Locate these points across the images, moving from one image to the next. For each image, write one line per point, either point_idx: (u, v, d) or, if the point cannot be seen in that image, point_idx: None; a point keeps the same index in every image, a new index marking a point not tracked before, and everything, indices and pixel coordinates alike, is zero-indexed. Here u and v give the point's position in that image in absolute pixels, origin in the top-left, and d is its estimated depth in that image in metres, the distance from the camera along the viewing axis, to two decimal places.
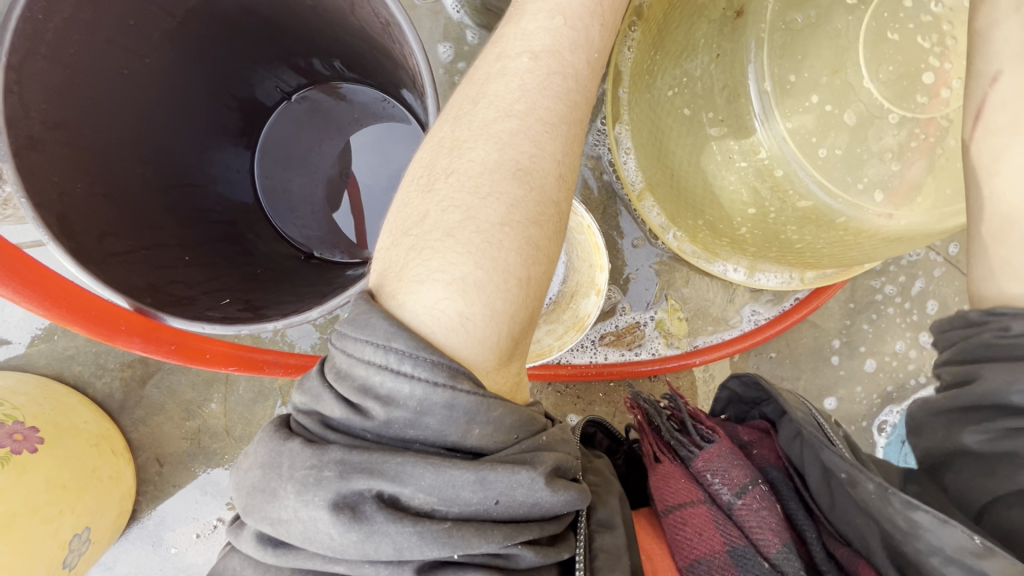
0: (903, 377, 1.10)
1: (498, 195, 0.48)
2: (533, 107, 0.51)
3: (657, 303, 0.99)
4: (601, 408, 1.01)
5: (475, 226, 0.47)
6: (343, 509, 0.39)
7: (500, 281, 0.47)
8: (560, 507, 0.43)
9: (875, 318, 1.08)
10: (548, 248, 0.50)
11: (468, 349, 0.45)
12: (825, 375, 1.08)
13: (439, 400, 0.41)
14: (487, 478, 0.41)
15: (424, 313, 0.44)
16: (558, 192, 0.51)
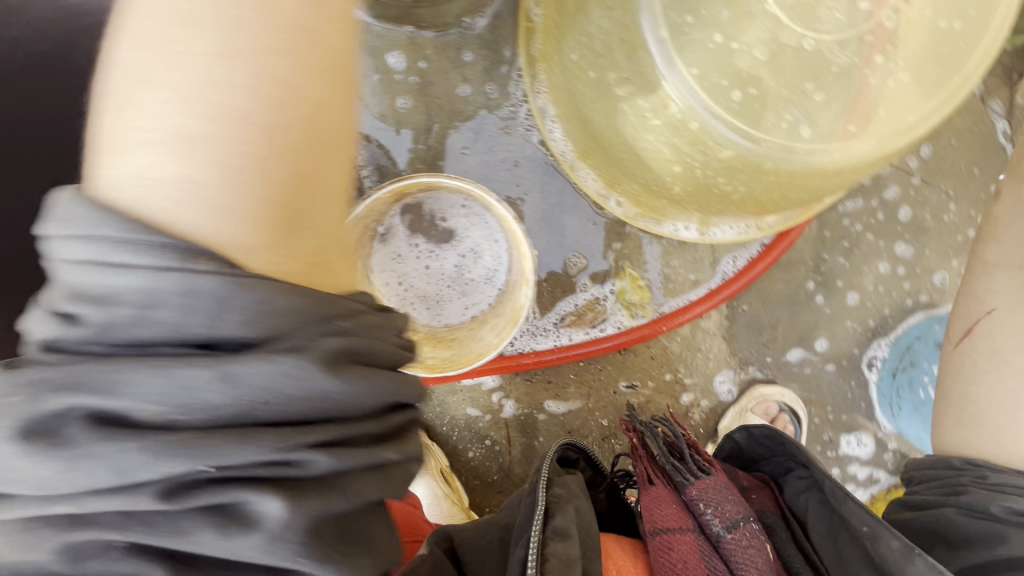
0: (891, 308, 1.04)
1: (214, 16, 0.36)
2: None
3: (615, 276, 0.95)
4: (575, 389, 0.98)
5: (186, 60, 0.36)
6: (41, 438, 0.31)
7: (235, 132, 0.36)
8: (360, 399, 0.37)
9: (850, 250, 1.02)
10: (306, 89, 0.38)
11: (213, 228, 0.35)
12: (807, 318, 1.03)
13: (170, 287, 0.32)
14: (233, 375, 0.33)
15: (136, 183, 0.35)
16: (317, 12, 0.38)
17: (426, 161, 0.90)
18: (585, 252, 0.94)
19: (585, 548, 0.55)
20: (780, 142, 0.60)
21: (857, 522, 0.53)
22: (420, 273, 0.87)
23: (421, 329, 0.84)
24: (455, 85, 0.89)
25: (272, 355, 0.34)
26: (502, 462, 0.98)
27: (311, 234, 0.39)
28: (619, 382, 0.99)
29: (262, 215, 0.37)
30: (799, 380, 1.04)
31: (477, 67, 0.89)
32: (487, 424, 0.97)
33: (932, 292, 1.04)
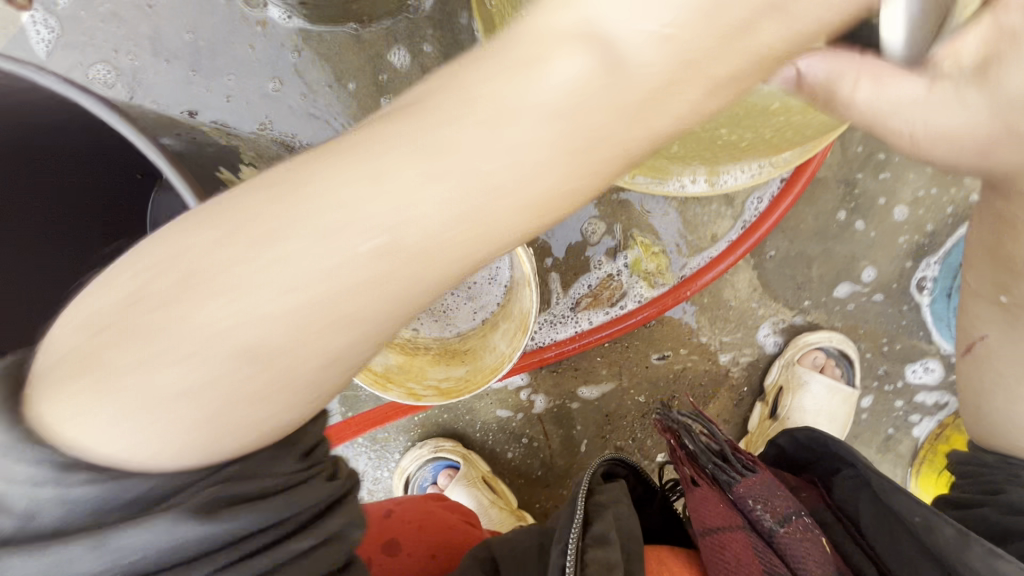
0: (938, 221, 0.93)
1: (201, 364, 0.26)
2: (413, 196, 0.27)
3: (625, 247, 0.88)
4: (605, 372, 0.93)
5: (147, 407, 0.26)
6: None
7: (199, 443, 0.27)
8: (228, 531, 0.27)
9: (884, 165, 0.91)
10: (288, 431, 0.30)
11: (127, 484, 0.26)
12: (844, 251, 0.94)
13: (48, 517, 0.25)
14: (125, 538, 0.26)
15: (104, 437, 0.26)
16: (351, 362, 0.29)
17: None
18: (591, 229, 0.87)
19: (628, 554, 0.50)
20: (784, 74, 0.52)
21: (908, 512, 0.48)
22: None
23: (433, 347, 0.80)
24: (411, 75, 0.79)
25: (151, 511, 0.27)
26: (544, 457, 0.95)
27: (264, 463, 0.30)
28: (650, 355, 0.93)
29: (245, 431, 0.28)
30: (843, 319, 0.97)
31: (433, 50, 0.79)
32: (522, 423, 0.94)
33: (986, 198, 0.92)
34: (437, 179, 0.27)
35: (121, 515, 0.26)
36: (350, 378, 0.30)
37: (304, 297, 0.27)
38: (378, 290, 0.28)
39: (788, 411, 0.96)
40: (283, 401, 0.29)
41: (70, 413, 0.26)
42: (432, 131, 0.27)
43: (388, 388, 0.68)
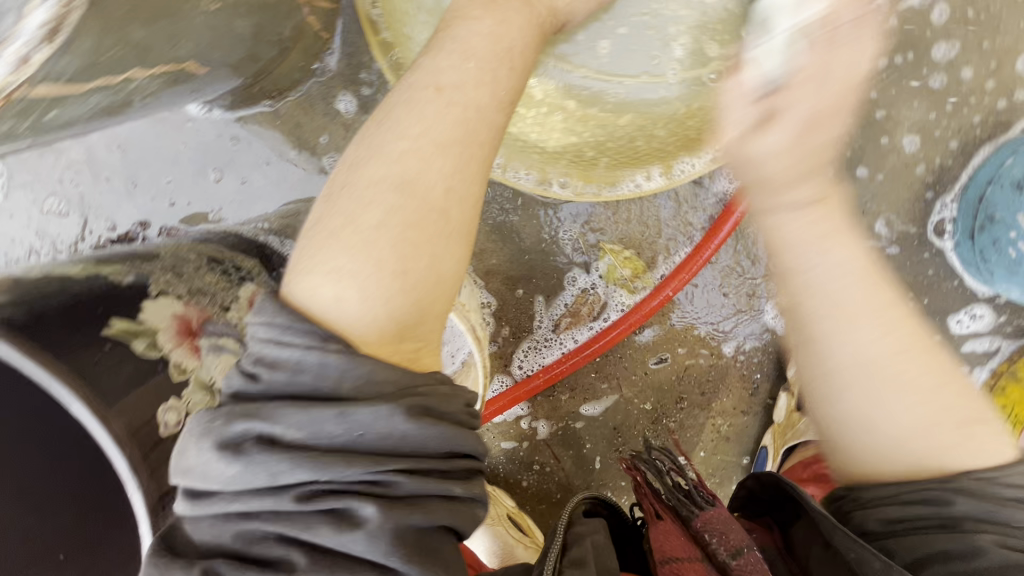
0: (944, 158, 0.83)
1: (373, 200, 0.38)
2: (431, 125, 0.39)
3: (596, 257, 0.84)
4: (603, 386, 0.90)
5: (351, 226, 0.37)
6: (227, 447, 0.32)
7: (377, 275, 0.37)
8: (434, 443, 0.34)
9: (867, 111, 0.82)
10: (437, 256, 0.39)
11: (346, 314, 0.36)
12: (839, 210, 0.85)
13: (330, 368, 0.34)
14: (348, 412, 0.33)
15: (313, 293, 0.36)
16: (460, 206, 0.39)
17: None
18: (556, 247, 0.84)
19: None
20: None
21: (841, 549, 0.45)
22: None
23: None
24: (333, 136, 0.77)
25: (373, 389, 0.34)
26: (559, 479, 0.93)
27: (417, 333, 0.38)
28: (647, 359, 0.89)
29: (393, 278, 0.37)
30: None
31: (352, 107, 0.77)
32: (529, 450, 0.92)
33: (986, 121, 0.83)
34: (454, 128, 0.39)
35: (321, 385, 0.33)
36: (461, 229, 0.40)
37: (406, 164, 0.38)
38: (448, 160, 0.39)
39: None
40: (423, 245, 0.38)
41: (299, 279, 0.37)
42: (455, 96, 0.40)
43: None
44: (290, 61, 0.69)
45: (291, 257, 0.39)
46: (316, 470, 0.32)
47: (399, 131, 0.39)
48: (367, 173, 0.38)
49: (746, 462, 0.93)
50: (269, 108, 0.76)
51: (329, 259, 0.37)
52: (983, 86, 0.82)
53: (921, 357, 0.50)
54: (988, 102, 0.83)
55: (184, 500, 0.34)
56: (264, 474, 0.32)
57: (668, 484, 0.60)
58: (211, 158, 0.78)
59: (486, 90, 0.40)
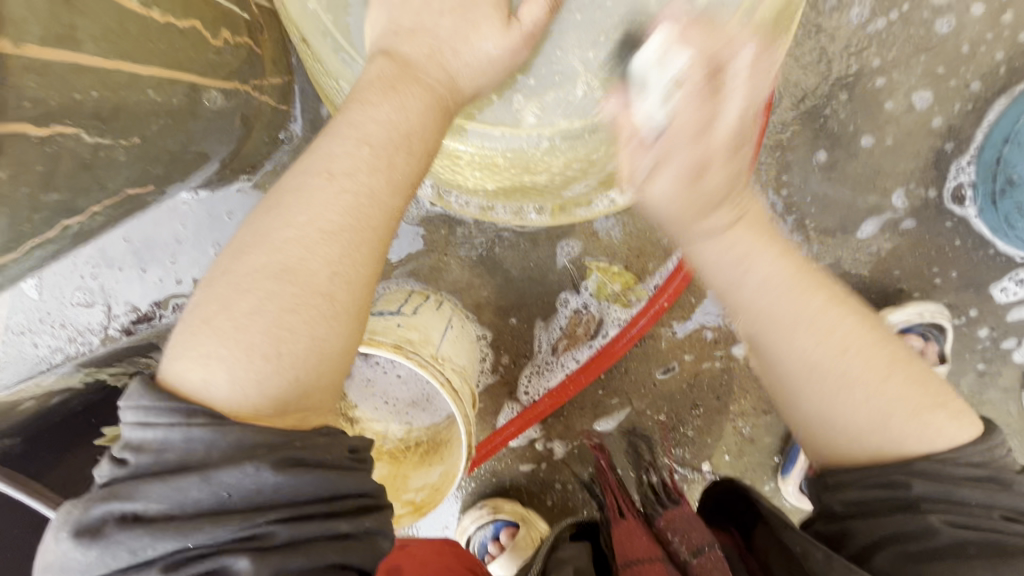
0: (953, 115, 0.75)
1: (254, 283, 0.34)
2: (326, 205, 0.37)
3: (584, 277, 0.82)
4: (612, 401, 0.88)
5: (229, 306, 0.34)
6: (86, 533, 0.28)
7: (254, 359, 0.33)
8: (315, 485, 0.31)
9: (857, 80, 0.75)
10: (319, 335, 0.35)
11: (213, 399, 0.31)
12: (841, 192, 0.78)
13: (197, 441, 0.30)
14: (213, 474, 0.29)
15: (187, 372, 0.32)
16: (353, 284, 0.37)
17: None
18: (541, 272, 0.83)
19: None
20: (602, 117, 0.45)
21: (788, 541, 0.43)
22: (395, 383, 0.84)
23: (423, 438, 0.81)
24: None
25: (244, 451, 0.30)
26: (582, 497, 0.93)
27: (299, 416, 0.34)
28: (654, 370, 0.86)
29: (269, 362, 0.33)
30: (874, 264, 0.80)
31: None
32: (548, 470, 0.92)
33: (998, 70, 0.74)
34: (352, 202, 0.37)
35: (188, 458, 0.29)
36: (349, 312, 0.36)
37: (294, 244, 0.35)
38: (334, 246, 0.36)
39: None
40: (302, 326, 0.34)
41: (175, 356, 0.33)
42: (350, 172, 0.38)
43: None
44: (255, 140, 0.71)
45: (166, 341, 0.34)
46: (179, 535, 0.28)
47: (289, 216, 0.36)
48: (245, 263, 0.35)
49: (778, 462, 0.88)
50: (246, 183, 0.79)
51: (198, 344, 0.32)
52: (990, 28, 0.73)
53: (865, 349, 0.45)
54: (999, 45, 0.74)
55: None
56: (124, 552, 0.28)
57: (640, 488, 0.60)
58: (197, 236, 0.81)
59: (380, 176, 0.39)
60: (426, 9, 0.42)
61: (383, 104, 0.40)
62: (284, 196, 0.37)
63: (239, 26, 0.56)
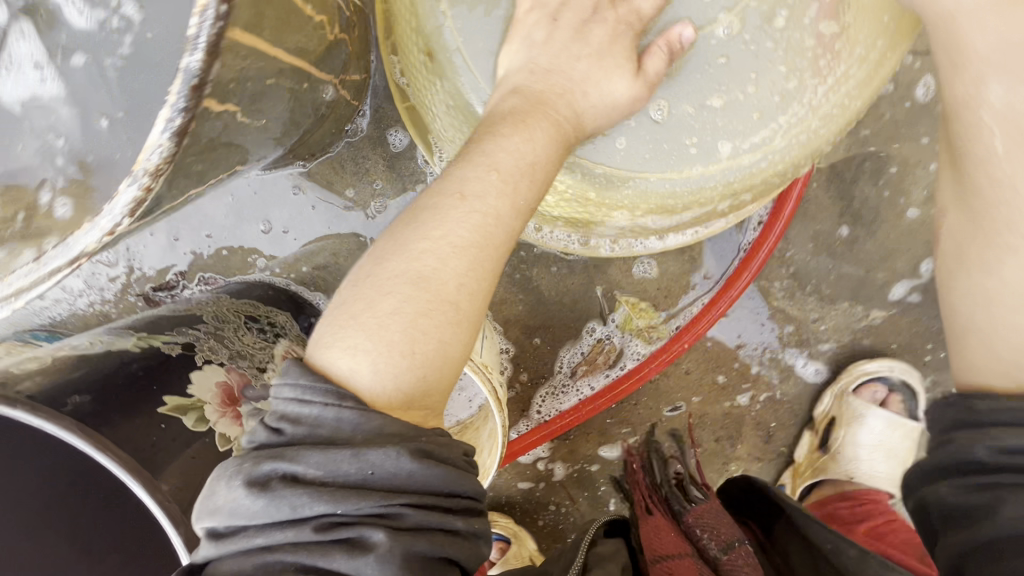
0: None
1: (392, 284, 0.37)
2: (456, 222, 0.39)
3: (612, 309, 0.86)
4: (618, 430, 0.91)
5: (369, 304, 0.37)
6: (252, 484, 0.32)
7: (391, 352, 0.36)
8: (444, 481, 0.33)
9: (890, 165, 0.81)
10: (446, 334, 0.37)
11: (357, 387, 0.35)
12: (853, 267, 0.84)
13: (349, 423, 0.33)
14: (363, 452, 0.32)
15: (335, 360, 0.35)
16: (473, 293, 0.39)
17: None
18: (572, 298, 0.86)
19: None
20: (689, 172, 0.50)
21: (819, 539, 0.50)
22: None
23: None
24: (359, 191, 0.81)
25: (384, 437, 0.33)
26: (574, 520, 0.95)
27: (425, 407, 0.37)
28: (662, 407, 0.90)
29: (406, 360, 0.36)
30: (875, 333, 0.87)
31: (381, 169, 0.80)
32: (545, 490, 0.94)
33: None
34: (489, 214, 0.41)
35: (338, 433, 0.33)
36: (470, 321, 0.39)
37: (427, 256, 0.38)
38: (465, 259, 0.39)
39: (841, 444, 0.90)
40: (432, 329, 0.37)
41: (324, 344, 0.36)
42: (480, 192, 0.41)
43: None
44: (324, 131, 0.72)
45: (312, 334, 0.38)
46: (331, 501, 0.31)
47: (423, 232, 0.39)
48: (385, 271, 0.38)
49: None
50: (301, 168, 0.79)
51: (346, 337, 0.36)
52: None
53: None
54: None
55: (205, 542, 0.33)
56: (286, 507, 0.31)
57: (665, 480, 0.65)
58: (242, 213, 0.81)
59: (504, 205, 0.42)
60: (564, 53, 0.52)
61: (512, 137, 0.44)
62: (421, 210, 0.40)
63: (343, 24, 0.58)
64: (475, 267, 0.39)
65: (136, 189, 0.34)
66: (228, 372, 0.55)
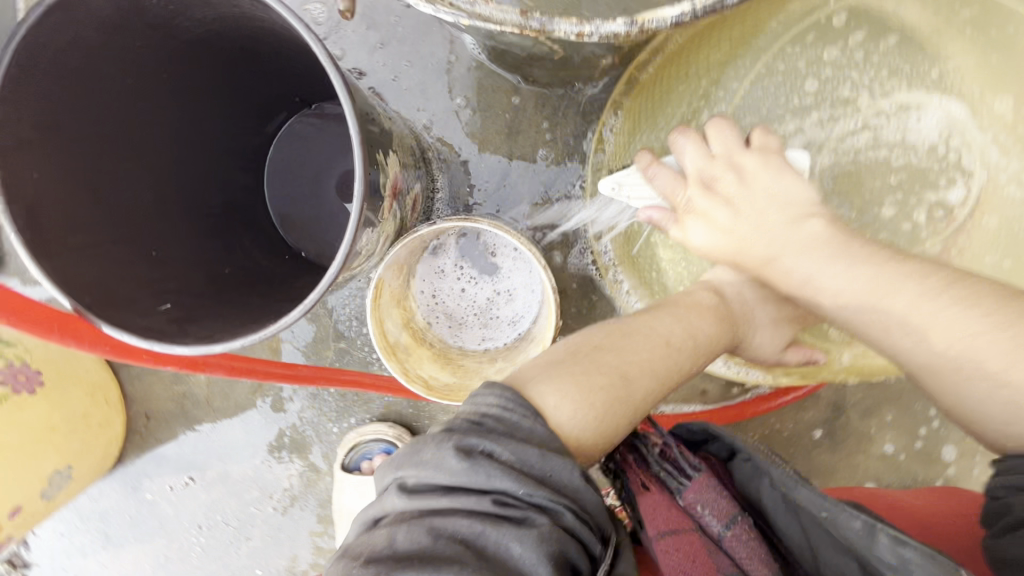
0: (896, 485, 0.99)
1: (601, 369, 0.59)
2: (658, 354, 0.61)
3: None
4: None
5: (582, 374, 0.58)
6: (462, 452, 0.49)
7: (593, 406, 0.56)
8: (585, 501, 0.51)
9: (872, 415, 0.98)
10: (625, 419, 0.57)
11: (560, 418, 0.54)
12: (804, 463, 0.99)
13: (539, 432, 0.52)
14: (550, 457, 0.50)
15: (546, 395, 0.55)
16: (649, 389, 0.59)
17: (493, 196, 0.94)
18: None
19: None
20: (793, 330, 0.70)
21: (812, 505, 0.61)
22: (454, 294, 0.91)
23: (435, 346, 0.88)
24: (541, 136, 0.93)
25: (560, 452, 0.51)
26: None
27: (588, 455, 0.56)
28: None
29: (595, 422, 0.55)
30: None
31: (565, 130, 0.92)
32: None
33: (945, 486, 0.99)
34: (685, 358, 0.62)
35: (529, 435, 0.51)
36: (640, 409, 0.59)
37: (629, 360, 0.60)
38: (656, 371, 0.60)
39: None
40: (618, 408, 0.57)
41: (533, 383, 0.57)
42: (677, 344, 0.63)
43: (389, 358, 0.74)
44: (566, 73, 0.84)
45: (525, 376, 0.58)
46: (516, 484, 0.48)
47: (638, 347, 0.61)
48: (604, 361, 0.60)
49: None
50: (514, 82, 0.91)
51: (562, 386, 0.56)
52: (956, 461, 0.98)
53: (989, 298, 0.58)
54: (951, 473, 0.98)
55: (403, 494, 0.49)
56: (485, 476, 0.47)
57: (651, 455, 0.69)
58: (448, 78, 0.91)
59: (692, 356, 0.63)
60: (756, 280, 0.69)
61: (709, 323, 0.65)
62: (635, 334, 0.63)
63: None
64: (659, 362, 0.61)
65: (623, 29, 0.50)
66: (398, 171, 0.63)
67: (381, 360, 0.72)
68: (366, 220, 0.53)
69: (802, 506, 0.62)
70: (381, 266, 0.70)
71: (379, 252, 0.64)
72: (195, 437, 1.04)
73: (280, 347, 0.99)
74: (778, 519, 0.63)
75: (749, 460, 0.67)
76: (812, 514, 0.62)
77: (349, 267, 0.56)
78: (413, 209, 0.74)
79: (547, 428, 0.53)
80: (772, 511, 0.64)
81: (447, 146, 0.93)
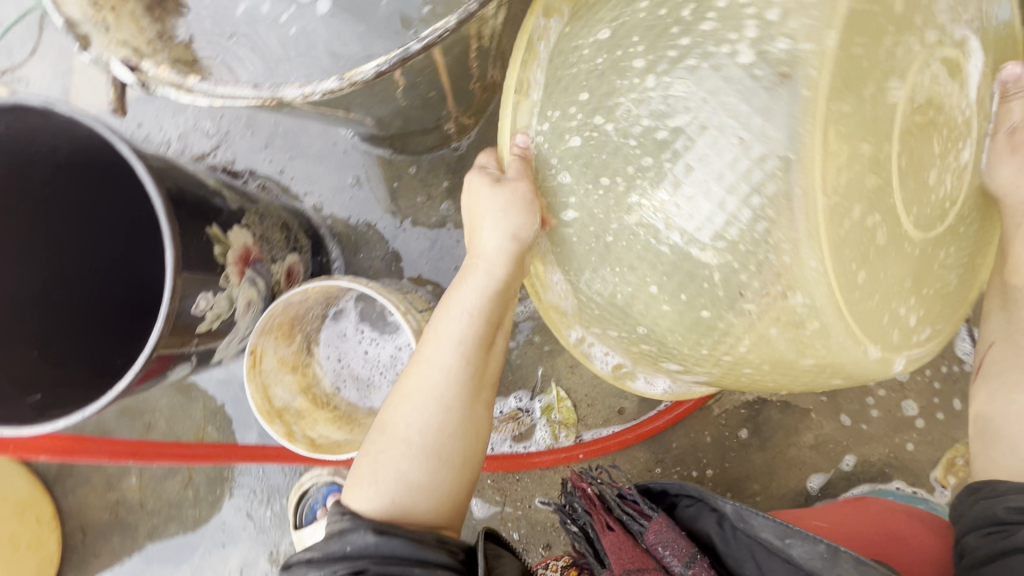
0: (836, 471, 0.97)
1: (370, 439, 0.64)
2: (419, 392, 0.62)
3: (543, 390, 0.99)
4: (490, 494, 0.99)
5: (363, 452, 0.64)
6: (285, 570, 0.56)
7: (369, 468, 0.61)
8: (394, 548, 0.55)
9: (793, 405, 0.98)
10: (406, 472, 0.60)
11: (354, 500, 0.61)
12: (739, 466, 0.97)
13: (340, 517, 0.59)
14: (344, 534, 0.56)
15: (350, 492, 0.62)
16: (422, 426, 0.61)
17: (385, 259, 1.02)
18: (518, 365, 0.99)
19: None
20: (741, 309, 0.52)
21: (764, 531, 0.63)
22: (359, 355, 0.95)
23: (342, 409, 0.90)
24: (419, 201, 1.01)
25: (360, 521, 0.57)
26: None
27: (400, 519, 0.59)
28: (535, 496, 0.98)
29: (375, 484, 0.60)
30: None
31: (441, 188, 1.01)
32: None
33: (888, 468, 0.96)
34: (451, 375, 0.62)
35: (335, 527, 0.58)
36: (418, 450, 0.61)
37: (388, 414, 0.64)
38: (415, 408, 0.62)
39: None
40: (393, 465, 0.60)
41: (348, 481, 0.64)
42: (448, 363, 0.62)
43: (271, 422, 0.78)
44: (425, 139, 0.93)
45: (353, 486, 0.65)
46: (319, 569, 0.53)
47: (393, 398, 0.64)
48: (371, 434, 0.65)
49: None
50: (387, 155, 1.00)
51: (353, 478, 0.63)
52: (891, 436, 0.96)
53: None
54: (889, 449, 0.96)
55: None
56: None
57: (615, 500, 0.71)
58: (328, 161, 1.01)
59: (461, 367, 0.62)
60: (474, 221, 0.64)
61: (467, 319, 0.62)
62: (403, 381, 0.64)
63: (480, 83, 0.81)
64: (429, 383, 0.62)
65: (338, 86, 0.48)
66: (252, 243, 0.71)
67: (261, 424, 0.76)
68: (198, 285, 0.59)
69: (759, 540, 0.64)
70: (252, 331, 0.74)
71: (242, 319, 0.70)
72: (133, 544, 1.04)
73: (206, 436, 1.01)
74: (732, 553, 0.65)
75: (696, 503, 0.70)
76: (766, 544, 0.63)
77: (194, 333, 0.61)
78: (286, 278, 0.80)
79: (350, 514, 0.59)
80: (721, 542, 0.66)
81: (337, 221, 1.02)
